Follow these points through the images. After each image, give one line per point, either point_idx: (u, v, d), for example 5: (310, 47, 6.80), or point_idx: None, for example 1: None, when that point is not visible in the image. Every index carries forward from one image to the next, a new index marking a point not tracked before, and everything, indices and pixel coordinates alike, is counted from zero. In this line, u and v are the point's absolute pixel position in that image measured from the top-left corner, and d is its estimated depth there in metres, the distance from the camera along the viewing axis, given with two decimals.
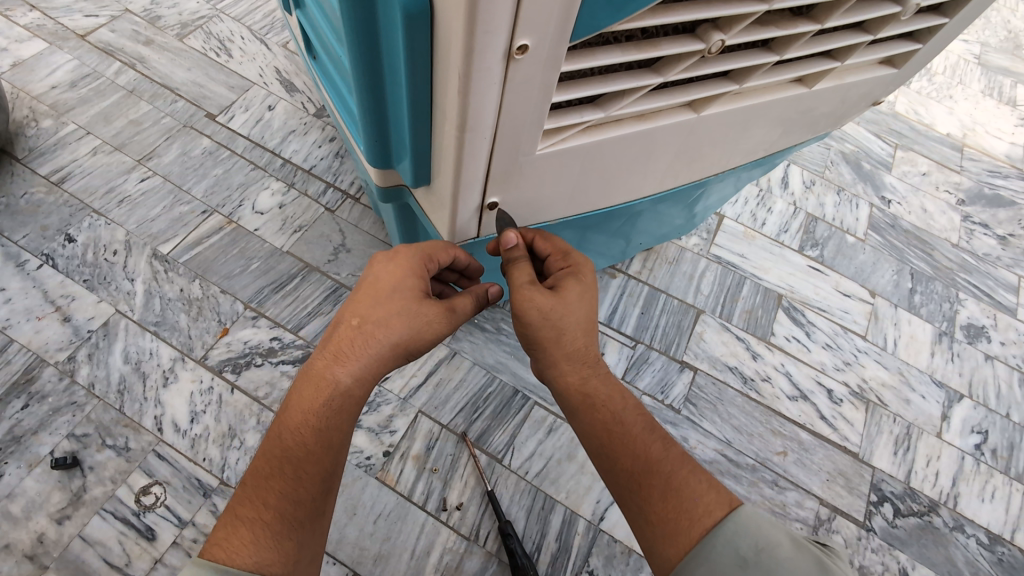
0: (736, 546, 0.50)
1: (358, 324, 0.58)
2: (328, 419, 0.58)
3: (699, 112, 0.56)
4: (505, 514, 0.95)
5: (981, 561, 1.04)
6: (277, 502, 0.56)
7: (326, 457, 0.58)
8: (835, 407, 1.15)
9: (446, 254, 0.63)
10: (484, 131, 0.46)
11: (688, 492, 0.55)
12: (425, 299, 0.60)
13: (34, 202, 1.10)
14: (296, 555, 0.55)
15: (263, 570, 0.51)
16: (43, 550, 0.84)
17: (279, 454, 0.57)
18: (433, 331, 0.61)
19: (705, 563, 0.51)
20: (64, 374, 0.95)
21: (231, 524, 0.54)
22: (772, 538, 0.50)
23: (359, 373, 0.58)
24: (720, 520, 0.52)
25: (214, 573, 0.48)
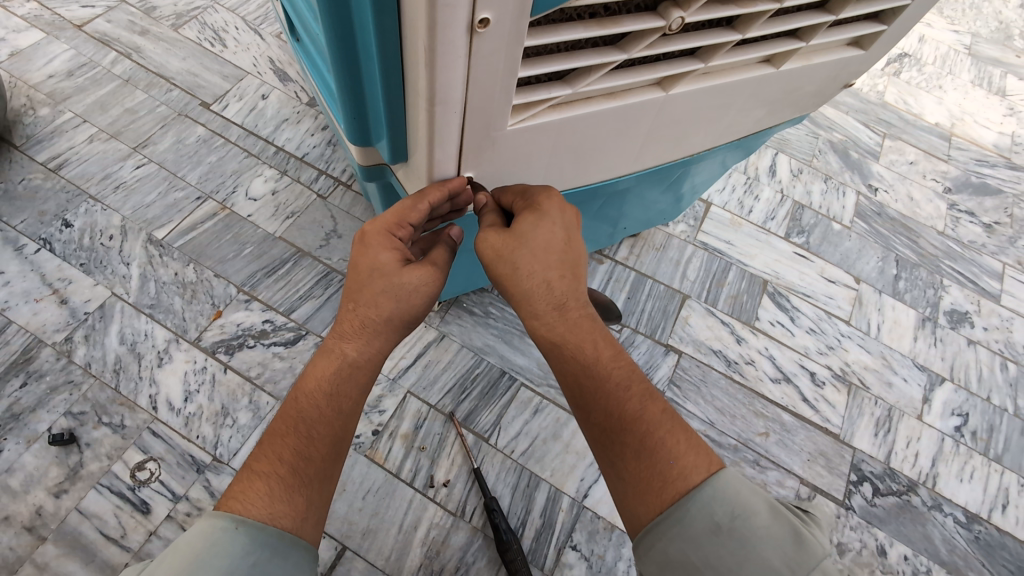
0: (712, 512, 0.50)
1: (353, 308, 0.61)
2: (339, 386, 0.61)
3: (668, 90, 0.58)
4: (491, 491, 0.97)
5: (958, 539, 1.06)
6: (292, 458, 0.58)
7: (339, 420, 0.61)
8: (817, 390, 1.17)
9: (415, 212, 0.59)
10: (454, 105, 0.48)
11: (665, 454, 0.54)
12: (405, 268, 0.60)
13: (32, 187, 1.13)
14: (306, 510, 0.56)
15: (275, 521, 0.54)
16: (41, 522, 0.86)
17: (294, 414, 0.60)
18: (427, 295, 0.62)
19: (677, 526, 0.51)
20: (61, 354, 0.98)
21: (248, 477, 0.57)
22: (750, 505, 0.51)
23: (362, 346, 0.61)
24: (699, 487, 0.52)
25: (230, 522, 0.52)
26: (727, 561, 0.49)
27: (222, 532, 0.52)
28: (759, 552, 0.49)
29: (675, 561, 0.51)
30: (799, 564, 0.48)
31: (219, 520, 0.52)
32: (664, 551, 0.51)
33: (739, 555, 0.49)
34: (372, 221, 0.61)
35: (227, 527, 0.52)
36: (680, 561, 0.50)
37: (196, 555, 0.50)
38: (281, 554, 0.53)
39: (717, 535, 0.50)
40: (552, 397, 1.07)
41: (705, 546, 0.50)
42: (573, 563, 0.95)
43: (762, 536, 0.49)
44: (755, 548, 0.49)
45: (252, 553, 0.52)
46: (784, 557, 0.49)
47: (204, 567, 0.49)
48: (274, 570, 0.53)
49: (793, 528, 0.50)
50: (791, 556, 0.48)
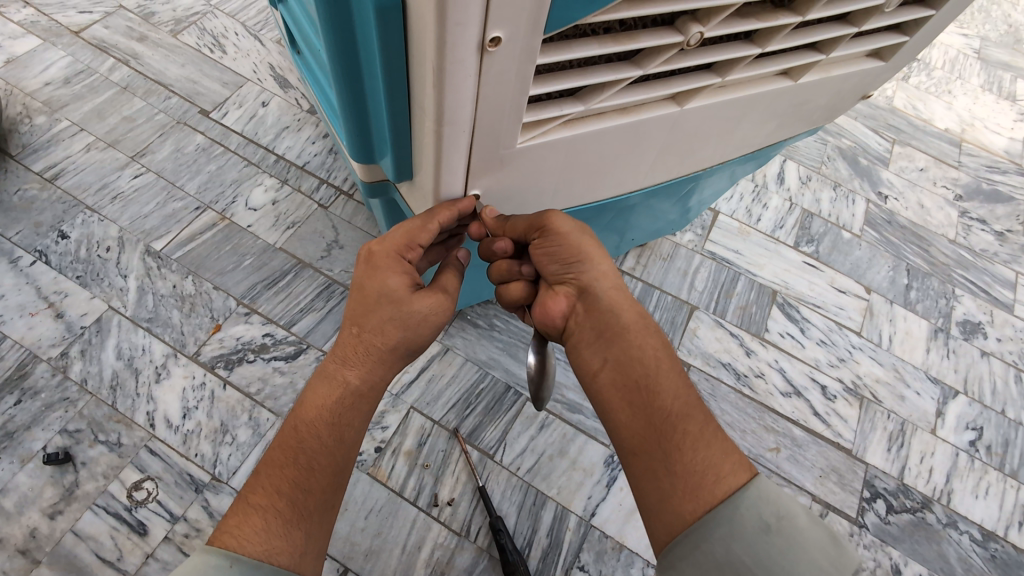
0: (758, 511, 0.50)
1: (358, 334, 0.59)
2: (341, 415, 0.59)
3: (683, 105, 0.56)
4: (496, 510, 0.95)
5: (974, 558, 1.04)
6: (290, 490, 0.56)
7: (340, 451, 0.59)
8: (829, 403, 1.14)
9: (425, 235, 0.57)
10: (462, 124, 0.45)
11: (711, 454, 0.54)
12: (414, 295, 0.58)
13: (28, 198, 1.10)
14: (304, 546, 0.54)
15: (272, 558, 0.51)
16: (36, 544, 0.84)
17: (293, 444, 0.58)
18: (433, 323, 0.61)
19: (725, 525, 0.50)
20: (56, 370, 0.96)
21: (244, 511, 0.54)
22: (792, 509, 0.51)
23: (366, 373, 0.60)
24: (741, 487, 0.52)
25: (223, 559, 0.48)
26: (776, 560, 0.48)
27: (214, 570, 0.47)
28: (804, 552, 0.48)
29: (721, 564, 0.49)
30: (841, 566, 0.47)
31: (211, 558, 0.48)
32: (709, 552, 0.50)
33: (787, 555, 0.48)
34: (381, 241, 0.59)
35: (220, 565, 0.48)
36: (728, 563, 0.48)
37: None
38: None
39: (767, 533, 0.49)
40: (559, 411, 1.05)
41: (755, 544, 0.48)
42: None
43: (807, 537, 0.49)
44: (801, 548, 0.48)
45: None
46: (827, 557, 0.48)
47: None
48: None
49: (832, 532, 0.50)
50: (833, 555, 0.48)
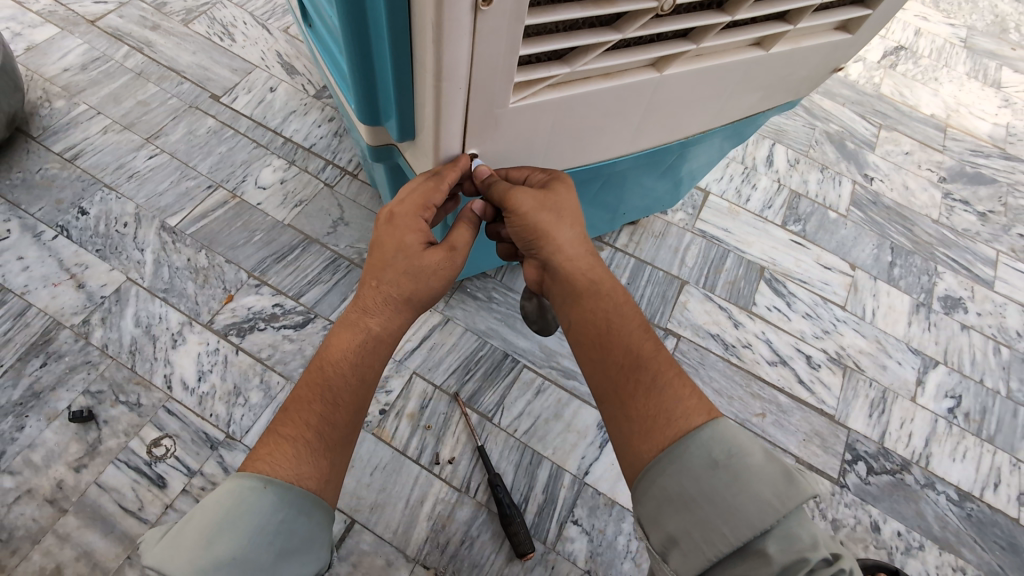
0: (708, 450, 0.54)
1: (377, 285, 0.65)
2: (363, 357, 0.65)
3: (663, 71, 0.61)
4: (494, 468, 1.00)
5: (950, 516, 1.09)
6: (317, 423, 0.61)
7: (361, 390, 0.64)
8: (813, 372, 1.19)
9: (440, 195, 0.62)
10: (459, 81, 0.50)
11: (670, 399, 0.59)
12: (425, 251, 0.65)
13: (49, 176, 1.16)
14: (329, 474, 0.60)
15: (302, 482, 0.57)
16: (62, 495, 0.89)
17: (320, 382, 0.63)
18: (444, 275, 0.67)
19: (677, 462, 0.55)
20: (79, 336, 1.01)
21: (275, 441, 0.60)
22: (744, 448, 0.54)
23: (386, 320, 0.66)
24: (697, 428, 0.56)
25: (259, 480, 0.55)
26: (721, 493, 0.52)
27: (249, 491, 0.54)
28: (750, 486, 0.51)
29: (673, 497, 0.54)
30: (787, 498, 0.50)
31: (246, 480, 0.55)
32: (664, 487, 0.55)
33: (733, 488, 0.52)
34: (399, 203, 0.64)
35: (255, 485, 0.55)
36: (678, 495, 0.54)
37: (224, 513, 0.53)
38: (304, 514, 0.56)
39: (713, 468, 0.53)
40: (554, 378, 1.10)
41: (701, 479, 0.53)
42: (574, 537, 0.98)
43: (755, 474, 0.52)
44: (747, 482, 0.52)
45: (277, 512, 0.54)
46: (775, 491, 0.51)
47: (234, 527, 0.52)
48: (298, 528, 0.55)
49: (785, 469, 0.52)
50: (781, 491, 0.50)
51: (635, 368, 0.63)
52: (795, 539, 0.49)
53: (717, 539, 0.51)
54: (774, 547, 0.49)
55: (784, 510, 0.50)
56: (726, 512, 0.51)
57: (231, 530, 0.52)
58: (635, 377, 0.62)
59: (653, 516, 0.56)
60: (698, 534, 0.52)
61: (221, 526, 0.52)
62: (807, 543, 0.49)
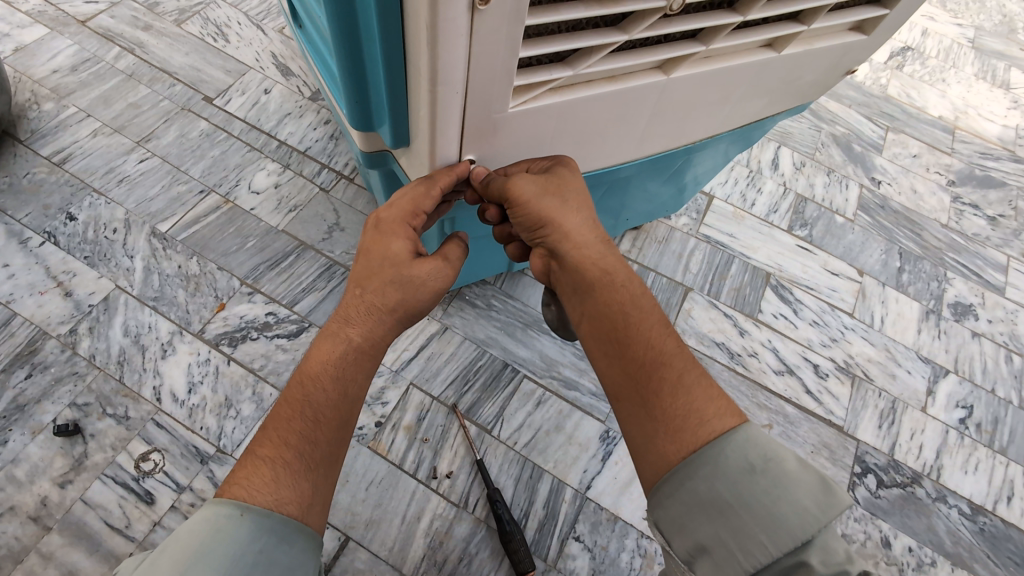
0: (745, 454, 0.52)
1: (359, 294, 0.62)
2: (344, 369, 0.61)
3: (670, 74, 0.58)
4: (494, 482, 0.97)
5: (962, 531, 1.06)
6: (297, 442, 0.58)
7: (344, 405, 0.61)
8: (821, 381, 1.16)
9: (429, 200, 0.60)
10: (456, 85, 0.47)
11: (700, 398, 0.56)
12: (414, 261, 0.62)
13: (37, 181, 1.13)
14: (311, 497, 0.56)
15: (282, 507, 0.54)
16: (47, 512, 0.86)
17: (299, 398, 0.60)
18: (432, 287, 0.63)
19: (711, 464, 0.52)
20: (66, 346, 0.98)
21: (254, 463, 0.56)
22: (779, 454, 0.52)
23: (367, 330, 0.62)
24: (731, 430, 0.53)
25: (236, 509, 0.52)
26: (760, 499, 0.50)
27: (226, 519, 0.51)
28: (788, 493, 0.50)
29: (705, 502, 0.52)
30: (826, 508, 0.49)
31: (223, 507, 0.52)
32: (695, 491, 0.52)
33: (771, 494, 0.50)
34: (388, 207, 0.63)
35: (233, 514, 0.52)
36: (710, 500, 0.51)
37: (199, 544, 0.50)
38: (286, 541, 0.53)
39: (751, 473, 0.51)
40: (555, 388, 1.07)
41: (739, 482, 0.51)
42: (576, 554, 0.95)
43: (793, 482, 0.51)
44: (785, 490, 0.50)
45: (256, 541, 0.51)
46: (814, 499, 0.49)
47: (210, 557, 0.49)
48: (279, 556, 0.52)
49: (821, 477, 0.51)
50: (821, 500, 0.49)
51: (657, 366, 0.59)
52: (833, 552, 0.48)
53: (753, 549, 0.49)
54: (815, 559, 0.48)
55: (825, 519, 0.48)
56: (764, 520, 0.49)
57: (207, 560, 0.49)
58: (660, 374, 0.58)
59: (678, 521, 0.53)
60: (732, 542, 0.50)
61: (196, 557, 0.49)
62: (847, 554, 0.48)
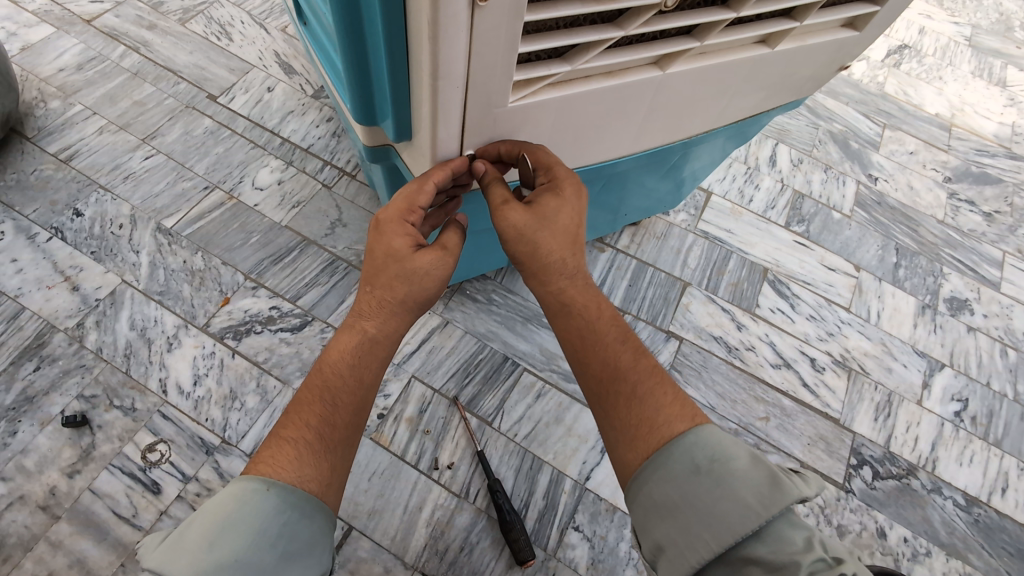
0: (692, 456, 0.55)
1: (370, 290, 0.63)
2: (360, 358, 0.63)
3: (666, 69, 0.59)
4: (494, 473, 0.99)
5: (957, 522, 1.07)
6: (317, 424, 0.59)
7: (361, 392, 0.63)
8: (817, 375, 1.18)
9: (424, 195, 0.60)
10: (457, 79, 0.49)
11: (650, 405, 0.59)
12: (416, 253, 0.61)
13: (44, 177, 1.15)
14: (331, 476, 0.58)
15: (303, 485, 0.55)
16: (55, 501, 0.88)
17: (319, 384, 0.62)
18: (440, 276, 0.64)
19: (662, 469, 0.55)
20: (73, 340, 1.00)
21: (277, 443, 0.58)
22: (729, 453, 0.54)
23: (383, 324, 0.63)
24: (681, 434, 0.56)
25: (261, 483, 0.54)
26: (703, 499, 0.52)
27: (252, 493, 0.53)
28: (733, 491, 0.51)
29: (658, 505, 0.55)
30: (769, 503, 0.50)
31: (250, 482, 0.54)
32: (650, 494, 0.56)
33: (715, 493, 0.52)
34: (385, 209, 0.63)
35: (258, 488, 0.53)
36: (662, 503, 0.55)
37: (227, 515, 0.52)
38: (307, 517, 0.55)
39: (697, 475, 0.53)
40: (555, 381, 1.09)
41: (686, 484, 0.54)
42: (575, 544, 0.96)
43: (739, 479, 0.52)
44: (729, 488, 0.52)
45: (280, 515, 0.53)
46: (756, 494, 0.51)
47: (237, 529, 0.51)
48: (300, 531, 0.54)
49: (769, 472, 0.52)
50: (763, 495, 0.50)
51: (615, 380, 0.62)
52: (786, 542, 0.49)
53: (699, 547, 0.51)
54: (762, 548, 0.49)
55: (765, 514, 0.50)
56: (709, 518, 0.51)
57: (235, 531, 0.51)
58: (615, 390, 0.62)
59: (641, 524, 0.57)
60: (682, 541, 0.52)
61: (224, 527, 0.51)
62: (796, 546, 0.48)
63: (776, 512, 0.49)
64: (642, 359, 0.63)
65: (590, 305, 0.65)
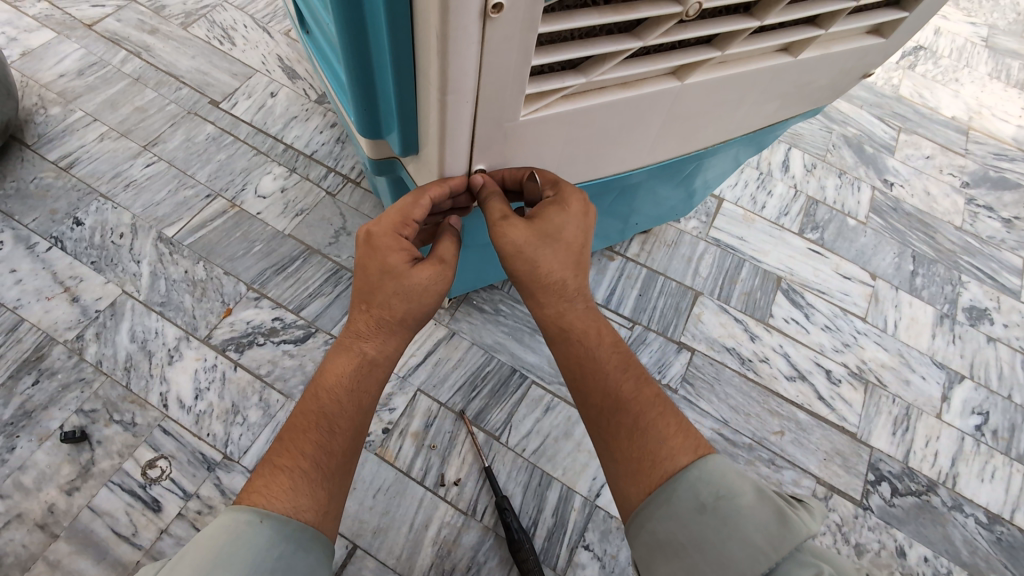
0: (696, 491, 0.51)
1: (366, 309, 0.60)
2: (359, 382, 0.61)
3: (684, 79, 0.57)
4: (502, 490, 0.96)
5: (979, 540, 1.04)
6: (314, 452, 0.57)
7: (359, 416, 0.61)
8: (833, 387, 1.15)
9: (419, 208, 0.58)
10: (466, 94, 0.46)
11: (654, 437, 0.56)
12: (414, 267, 0.59)
13: (44, 186, 1.13)
14: (328, 505, 0.56)
15: (300, 515, 0.53)
16: (54, 519, 0.86)
17: (316, 409, 0.60)
18: (438, 292, 0.61)
19: (665, 505, 0.52)
20: (72, 352, 0.98)
21: (271, 472, 0.56)
22: (734, 487, 0.50)
23: (382, 345, 0.61)
24: (683, 468, 0.52)
25: (255, 515, 0.51)
26: (709, 539, 0.49)
27: (246, 525, 0.50)
28: (739, 531, 0.48)
29: (662, 543, 0.52)
30: (779, 544, 0.46)
31: (242, 514, 0.51)
32: (652, 532, 0.52)
33: (721, 532, 0.48)
34: (377, 223, 0.59)
35: (252, 519, 0.51)
36: (666, 541, 0.51)
37: (219, 548, 0.49)
38: (304, 549, 0.52)
39: (701, 513, 0.50)
40: (564, 395, 1.06)
41: (690, 523, 0.50)
42: (585, 563, 0.94)
43: (746, 515, 0.48)
44: (735, 527, 0.48)
45: (275, 548, 0.50)
46: (764, 534, 0.47)
47: (231, 563, 0.48)
48: (297, 565, 0.51)
49: (779, 508, 0.48)
50: (773, 535, 0.46)
51: (614, 410, 0.59)
52: None
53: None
54: None
55: (775, 556, 0.45)
56: (715, 560, 0.48)
57: (228, 564, 0.48)
58: (617, 420, 0.59)
59: (646, 561, 0.53)
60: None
61: (218, 562, 0.48)
62: None
63: (786, 553, 0.45)
64: (642, 387, 0.60)
65: (590, 330, 0.63)
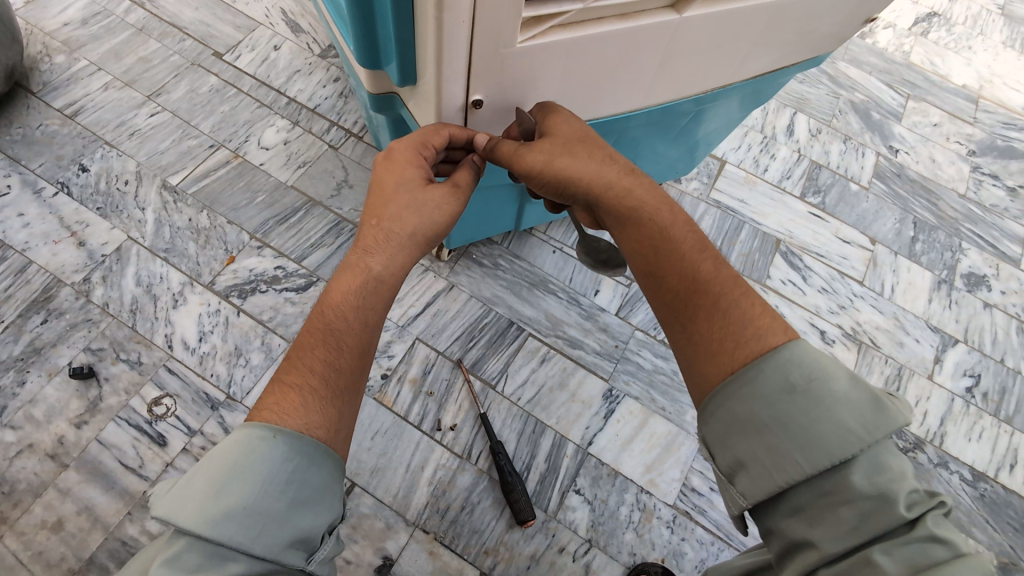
0: (787, 373, 0.48)
1: (376, 223, 0.62)
2: (365, 299, 0.61)
3: (683, 12, 0.56)
4: (497, 436, 0.99)
5: (963, 497, 1.06)
6: (321, 370, 0.56)
7: (366, 335, 0.60)
8: (827, 347, 1.16)
9: (440, 137, 0.60)
10: (462, 13, 0.47)
11: (739, 320, 0.53)
12: (429, 187, 0.62)
13: (49, 133, 1.14)
14: (337, 424, 0.55)
15: (310, 431, 0.52)
16: (64, 450, 0.89)
17: (321, 326, 0.59)
18: (447, 215, 0.64)
19: (749, 385, 0.50)
20: (79, 294, 1.00)
21: (279, 389, 0.55)
22: (828, 370, 0.48)
23: (389, 261, 0.62)
24: (778, 349, 0.50)
25: (266, 429, 0.50)
26: (797, 419, 0.47)
27: (260, 440, 0.49)
28: (833, 413, 0.46)
29: (742, 420, 0.50)
30: (875, 428, 0.44)
31: (255, 429, 0.50)
32: (732, 410, 0.50)
33: (811, 415, 0.46)
34: (400, 140, 0.62)
35: (264, 434, 0.50)
36: (747, 420, 0.49)
37: (233, 463, 0.48)
38: (316, 464, 0.52)
39: (791, 393, 0.48)
40: (559, 347, 1.08)
41: (775, 403, 0.48)
42: (576, 506, 0.96)
43: (839, 399, 0.46)
44: (828, 407, 0.46)
45: (289, 463, 0.50)
46: (859, 419, 0.45)
47: (243, 477, 0.47)
48: (310, 479, 0.51)
49: (873, 395, 0.46)
50: (868, 420, 0.45)
51: (697, 288, 0.57)
52: (884, 471, 0.43)
53: (789, 466, 0.46)
54: (858, 475, 0.43)
55: (868, 439, 0.44)
56: (804, 438, 0.46)
57: (242, 480, 0.47)
58: (698, 303, 0.57)
59: (719, 439, 0.51)
60: (767, 460, 0.47)
61: (232, 475, 0.47)
62: (894, 477, 0.43)
63: (884, 436, 0.44)
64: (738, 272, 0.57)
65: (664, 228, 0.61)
